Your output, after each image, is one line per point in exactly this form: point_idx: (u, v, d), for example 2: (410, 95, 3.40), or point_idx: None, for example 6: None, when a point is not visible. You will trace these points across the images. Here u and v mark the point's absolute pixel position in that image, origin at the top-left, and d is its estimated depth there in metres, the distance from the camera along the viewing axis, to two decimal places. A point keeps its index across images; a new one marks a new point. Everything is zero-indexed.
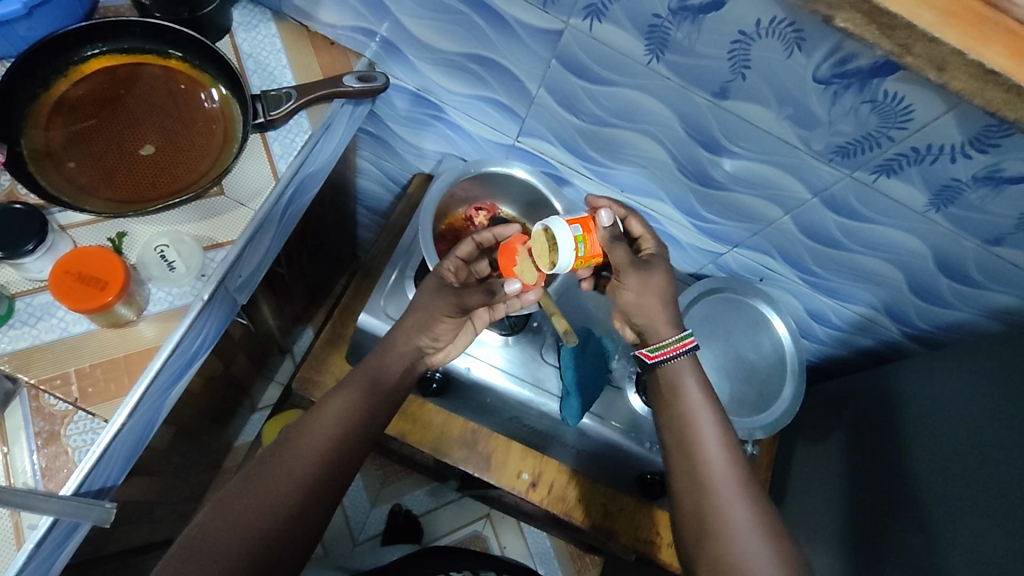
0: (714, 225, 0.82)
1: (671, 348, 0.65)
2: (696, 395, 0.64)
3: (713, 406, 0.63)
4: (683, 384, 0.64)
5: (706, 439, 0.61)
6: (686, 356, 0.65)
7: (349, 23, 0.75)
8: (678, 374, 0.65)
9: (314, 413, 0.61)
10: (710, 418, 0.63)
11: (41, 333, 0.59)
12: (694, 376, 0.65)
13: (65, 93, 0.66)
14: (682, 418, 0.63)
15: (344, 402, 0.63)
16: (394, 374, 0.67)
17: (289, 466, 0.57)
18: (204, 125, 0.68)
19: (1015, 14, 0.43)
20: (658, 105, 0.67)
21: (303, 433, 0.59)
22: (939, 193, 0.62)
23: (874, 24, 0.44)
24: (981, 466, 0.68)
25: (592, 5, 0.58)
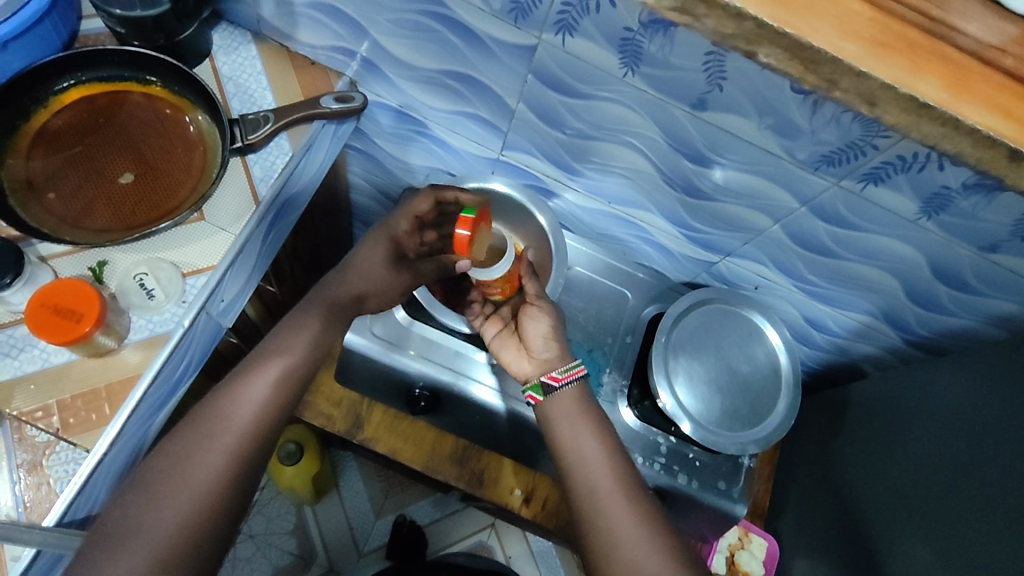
0: (704, 235, 0.80)
1: (570, 372, 0.69)
2: (578, 419, 0.67)
3: (589, 423, 0.66)
4: (565, 411, 0.67)
5: (592, 458, 0.64)
6: (577, 382, 0.69)
7: (328, 43, 0.75)
8: (564, 403, 0.68)
9: (233, 385, 0.61)
10: (589, 436, 0.65)
11: (23, 364, 0.60)
12: (578, 404, 0.68)
13: (45, 124, 0.67)
14: (570, 439, 0.65)
15: (274, 377, 0.62)
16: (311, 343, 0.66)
17: (210, 442, 0.57)
18: (183, 150, 0.68)
19: (950, 43, 0.47)
20: (636, 116, 0.65)
21: (224, 413, 0.59)
22: (929, 201, 0.60)
23: (797, 58, 0.47)
24: (971, 468, 0.68)
25: (562, 20, 0.57)
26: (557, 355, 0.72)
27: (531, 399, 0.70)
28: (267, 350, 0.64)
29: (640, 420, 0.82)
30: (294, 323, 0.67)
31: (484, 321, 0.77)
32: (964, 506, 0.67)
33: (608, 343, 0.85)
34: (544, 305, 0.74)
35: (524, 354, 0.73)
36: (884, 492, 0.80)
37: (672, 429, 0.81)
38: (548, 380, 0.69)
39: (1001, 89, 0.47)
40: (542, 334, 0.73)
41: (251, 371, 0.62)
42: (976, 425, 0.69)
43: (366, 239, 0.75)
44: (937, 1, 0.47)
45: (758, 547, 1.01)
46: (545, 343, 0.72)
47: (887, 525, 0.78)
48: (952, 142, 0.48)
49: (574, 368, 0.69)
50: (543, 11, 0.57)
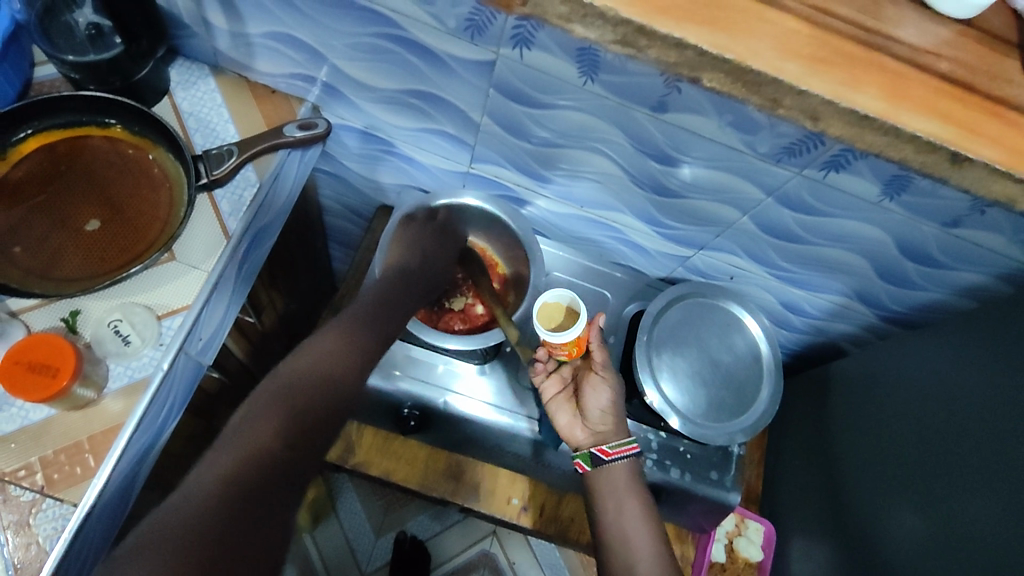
0: (677, 231, 0.81)
1: (622, 450, 0.69)
2: (625, 494, 0.68)
3: (638, 496, 0.68)
4: (616, 486, 0.69)
5: (635, 534, 0.66)
6: (628, 458, 0.69)
7: (287, 71, 0.75)
8: (614, 476, 0.69)
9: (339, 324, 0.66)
10: (636, 510, 0.67)
11: (1, 424, 0.59)
12: (628, 478, 0.69)
13: (6, 175, 0.66)
14: (613, 512, 0.67)
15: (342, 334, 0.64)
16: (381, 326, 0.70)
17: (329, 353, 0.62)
18: (149, 190, 0.67)
19: (887, 48, 0.49)
20: (599, 122, 0.66)
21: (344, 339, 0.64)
22: (890, 183, 0.61)
23: (742, 83, 0.49)
24: (956, 414, 0.70)
25: (518, 33, 0.58)
26: (613, 428, 0.71)
27: (581, 468, 0.71)
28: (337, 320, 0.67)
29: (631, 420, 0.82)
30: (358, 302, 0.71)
31: (544, 379, 0.75)
32: (949, 462, 0.69)
33: None
34: (608, 375, 0.73)
35: (579, 421, 0.73)
36: (875, 467, 0.81)
37: (661, 425, 0.81)
38: (598, 453, 0.69)
39: (942, 91, 0.48)
40: (601, 406, 0.72)
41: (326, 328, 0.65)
42: (960, 363, 0.72)
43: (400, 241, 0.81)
44: (874, 13, 0.49)
45: (755, 532, 0.99)
46: (603, 416, 0.72)
47: (884, 499, 0.78)
48: (896, 151, 0.49)
49: (627, 444, 0.70)
50: (499, 26, 0.57)
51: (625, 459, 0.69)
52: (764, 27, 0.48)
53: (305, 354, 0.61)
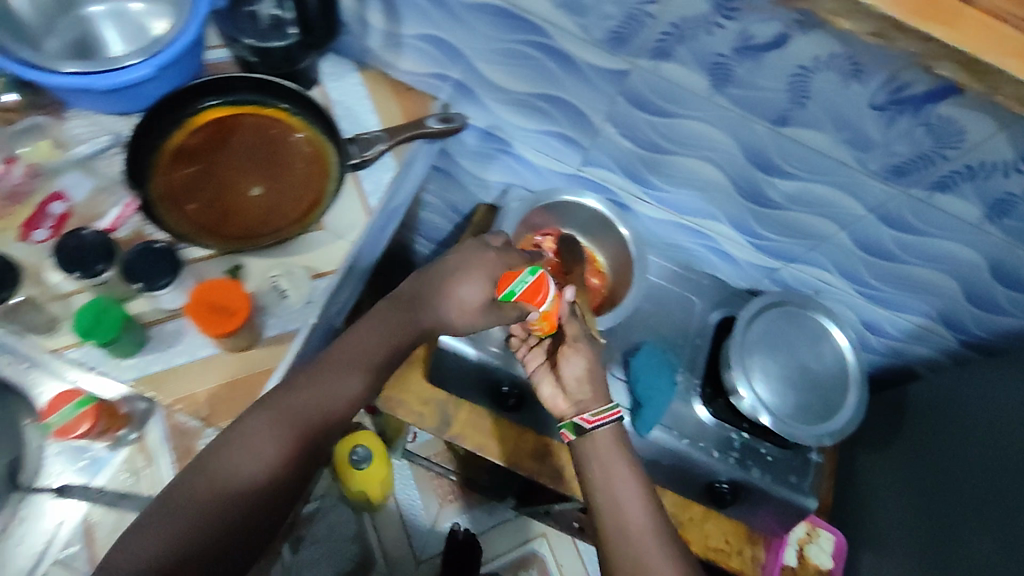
0: (772, 243, 0.86)
1: (604, 416, 0.70)
2: (614, 459, 0.69)
3: (624, 460, 0.69)
4: (601, 452, 0.69)
5: (628, 501, 0.66)
6: (611, 424, 0.70)
7: (426, 69, 0.83)
8: (597, 443, 0.70)
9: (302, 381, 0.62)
10: (623, 474, 0.68)
11: (170, 358, 0.65)
12: (611, 445, 0.70)
13: (181, 142, 0.74)
14: (601, 478, 0.68)
15: (311, 408, 0.61)
16: (315, 436, 0.62)
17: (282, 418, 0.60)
18: (304, 166, 0.75)
19: None
20: (717, 133, 0.71)
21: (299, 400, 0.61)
22: (993, 206, 0.66)
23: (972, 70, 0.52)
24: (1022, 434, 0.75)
25: (660, 47, 0.64)
26: (591, 397, 0.72)
27: (566, 436, 0.72)
28: (266, 415, 0.59)
29: (714, 417, 0.85)
30: (296, 397, 0.61)
31: (528, 351, 0.79)
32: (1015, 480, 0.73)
33: (679, 345, 0.89)
34: (580, 346, 0.74)
35: (560, 392, 0.75)
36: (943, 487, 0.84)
37: (745, 426, 0.85)
38: (582, 422, 0.71)
39: None
40: (578, 375, 0.74)
41: (255, 428, 0.58)
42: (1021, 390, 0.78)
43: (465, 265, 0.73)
44: None
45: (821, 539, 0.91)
46: (580, 385, 0.73)
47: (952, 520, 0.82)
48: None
49: (610, 410, 0.71)
50: (643, 37, 0.64)
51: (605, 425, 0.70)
52: (946, 32, 0.50)
53: (216, 459, 0.57)
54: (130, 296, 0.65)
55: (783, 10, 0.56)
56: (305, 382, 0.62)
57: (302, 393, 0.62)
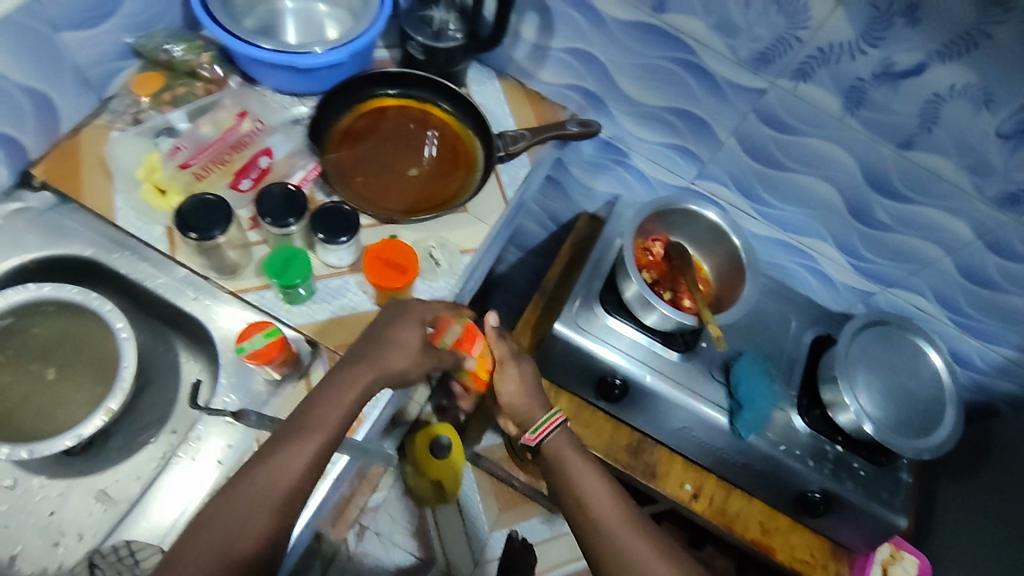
0: (873, 265, 0.90)
1: (545, 426, 0.76)
2: (568, 450, 0.75)
3: (581, 453, 0.75)
4: (562, 452, 0.75)
5: (588, 481, 0.72)
6: (557, 427, 0.77)
7: (563, 80, 0.91)
8: (555, 442, 0.76)
9: (259, 461, 0.57)
10: (584, 463, 0.74)
11: (336, 308, 0.72)
12: (564, 442, 0.76)
13: (348, 124, 0.81)
14: (565, 467, 0.74)
15: (283, 477, 0.57)
16: (270, 526, 0.55)
17: (246, 499, 0.55)
18: (453, 156, 0.82)
19: None
20: (841, 153, 0.78)
21: (258, 475, 0.56)
22: None
23: None
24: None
25: (802, 68, 0.72)
26: (528, 412, 0.79)
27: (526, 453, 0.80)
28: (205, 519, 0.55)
29: (808, 427, 0.88)
30: (233, 491, 0.56)
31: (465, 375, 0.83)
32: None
33: (777, 358, 0.92)
34: (510, 365, 0.79)
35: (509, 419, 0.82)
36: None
37: (840, 438, 0.88)
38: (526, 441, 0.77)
39: None
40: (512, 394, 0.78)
41: (200, 531, 0.54)
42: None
43: (398, 319, 0.68)
44: None
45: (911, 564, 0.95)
46: (517, 403, 0.79)
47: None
48: None
49: (546, 423, 0.76)
50: (787, 60, 0.72)
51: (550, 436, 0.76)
52: None
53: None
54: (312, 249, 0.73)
55: (928, 40, 0.63)
56: (246, 472, 0.57)
57: (261, 471, 0.57)
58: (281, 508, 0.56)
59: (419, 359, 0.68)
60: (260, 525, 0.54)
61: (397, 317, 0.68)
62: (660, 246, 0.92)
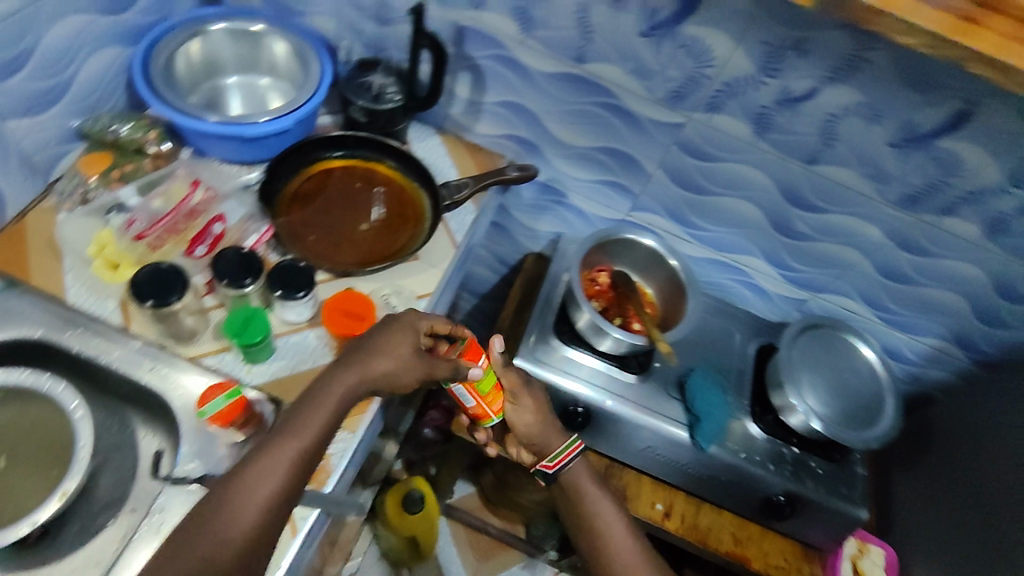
0: (801, 274, 0.98)
1: (565, 455, 0.80)
2: (589, 483, 0.80)
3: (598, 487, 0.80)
4: (580, 484, 0.80)
5: (604, 513, 0.77)
6: (579, 456, 0.81)
7: (499, 132, 0.97)
8: (574, 473, 0.80)
9: (242, 467, 0.58)
10: (601, 496, 0.79)
11: (296, 363, 0.73)
12: (584, 473, 0.81)
13: (296, 187, 0.85)
14: (585, 500, 0.78)
15: (270, 480, 0.57)
16: (256, 529, 0.55)
17: (233, 503, 0.55)
18: (400, 208, 0.86)
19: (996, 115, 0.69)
20: (758, 174, 0.86)
21: (244, 481, 0.57)
22: (992, 226, 0.79)
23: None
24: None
25: (712, 102, 0.79)
26: (553, 439, 0.81)
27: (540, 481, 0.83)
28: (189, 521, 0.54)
29: (764, 432, 0.92)
30: (218, 492, 0.56)
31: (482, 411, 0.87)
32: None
33: (726, 371, 0.97)
34: (523, 399, 0.81)
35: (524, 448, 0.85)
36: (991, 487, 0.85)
37: (794, 440, 0.92)
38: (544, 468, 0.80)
39: None
40: (526, 423, 0.81)
41: (186, 531, 0.54)
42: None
43: (389, 325, 0.71)
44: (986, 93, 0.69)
45: (878, 556, 0.97)
46: (534, 433, 0.81)
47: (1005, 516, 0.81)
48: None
49: (563, 454, 0.80)
50: (699, 96, 0.80)
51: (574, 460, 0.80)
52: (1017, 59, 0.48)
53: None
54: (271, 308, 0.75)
55: (817, 69, 0.72)
56: (232, 475, 0.57)
57: (247, 474, 0.57)
58: (261, 511, 0.56)
59: (415, 360, 0.70)
60: (243, 530, 0.54)
61: (388, 324, 0.71)
62: (606, 275, 0.97)
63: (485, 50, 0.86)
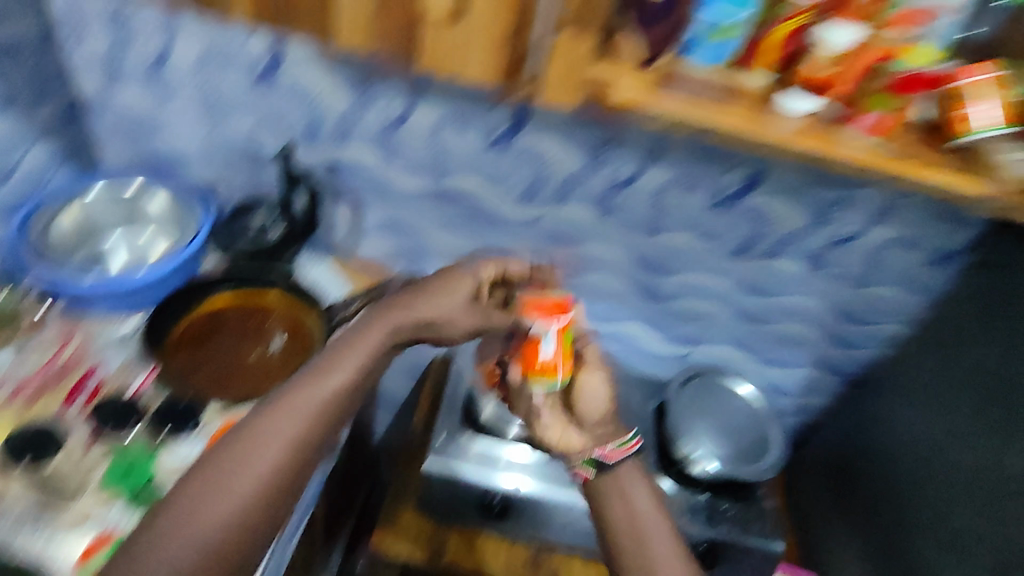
0: (679, 332, 1.07)
1: (627, 446, 0.66)
2: (636, 492, 0.66)
3: (656, 505, 0.66)
4: (627, 490, 0.66)
5: (655, 533, 0.64)
6: (633, 457, 0.67)
7: (385, 247, 1.04)
8: (618, 478, 0.67)
9: (245, 435, 0.56)
10: (653, 514, 0.65)
11: None
12: (631, 477, 0.67)
13: (187, 327, 0.85)
14: (623, 511, 0.65)
15: (276, 449, 0.56)
16: (257, 489, 0.54)
17: (238, 473, 0.54)
18: (295, 335, 0.85)
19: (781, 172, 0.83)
20: (614, 250, 0.97)
21: (247, 454, 0.55)
22: (811, 260, 0.92)
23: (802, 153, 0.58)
24: (947, 448, 0.78)
25: (558, 193, 0.91)
26: (611, 430, 0.67)
27: (583, 474, 0.67)
28: (278, 405, 0.58)
29: (675, 486, 0.95)
30: (296, 390, 0.59)
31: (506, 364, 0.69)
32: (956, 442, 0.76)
33: (632, 438, 1.00)
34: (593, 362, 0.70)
35: (575, 427, 0.67)
36: (903, 501, 0.85)
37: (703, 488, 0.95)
38: (604, 457, 0.66)
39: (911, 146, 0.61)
40: (598, 400, 0.68)
41: (250, 428, 0.57)
42: (989, 399, 0.73)
43: (440, 277, 0.69)
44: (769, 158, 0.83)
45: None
46: (600, 414, 0.67)
47: (917, 534, 0.81)
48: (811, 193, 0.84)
49: (631, 441, 0.67)
50: (547, 190, 0.91)
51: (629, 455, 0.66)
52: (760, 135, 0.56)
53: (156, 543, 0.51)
54: (160, 447, 0.74)
55: (633, 156, 0.85)
56: (306, 379, 0.60)
57: (244, 443, 0.56)
58: (308, 432, 0.57)
59: (467, 308, 0.67)
60: (243, 496, 0.54)
61: (427, 285, 0.68)
62: None
63: (357, 177, 0.94)
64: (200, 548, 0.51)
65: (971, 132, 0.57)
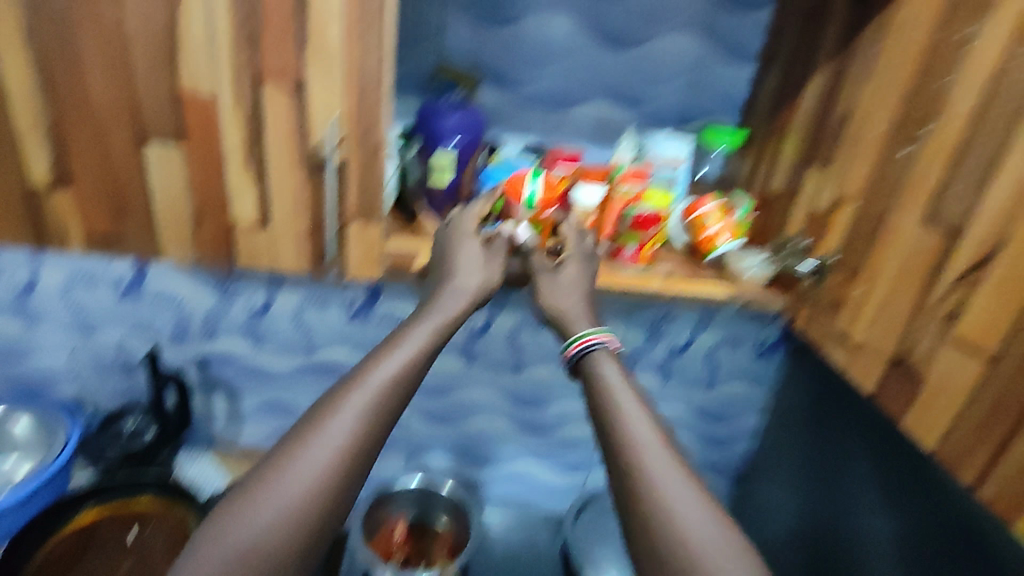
0: (571, 462, 1.09)
1: (583, 342, 0.58)
2: (606, 383, 0.54)
3: (635, 393, 0.52)
4: (604, 381, 0.54)
5: (628, 423, 0.49)
6: (594, 348, 0.57)
7: (266, 429, 1.01)
8: (599, 367, 0.55)
9: (323, 404, 0.49)
10: (631, 406, 0.51)
11: None
12: (609, 365, 0.55)
13: (47, 553, 0.79)
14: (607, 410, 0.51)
15: (361, 407, 0.49)
16: (361, 454, 0.47)
17: (339, 425, 0.47)
18: (169, 539, 0.82)
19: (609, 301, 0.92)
20: (488, 393, 1.01)
21: (324, 421, 0.47)
22: (661, 370, 1.00)
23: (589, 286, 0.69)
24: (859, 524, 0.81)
25: None
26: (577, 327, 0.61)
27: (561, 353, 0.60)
28: (336, 394, 0.50)
29: None
30: (364, 369, 0.51)
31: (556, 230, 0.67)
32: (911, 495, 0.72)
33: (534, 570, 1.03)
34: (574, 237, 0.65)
35: (559, 280, 0.63)
36: (823, 569, 0.86)
37: None
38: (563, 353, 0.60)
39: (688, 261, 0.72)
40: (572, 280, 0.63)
41: (333, 391, 0.49)
42: (871, 462, 0.78)
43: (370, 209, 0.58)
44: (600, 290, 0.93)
45: None
46: (571, 293, 0.63)
47: None
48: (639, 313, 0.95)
49: (587, 338, 0.58)
50: None
51: (596, 347, 0.57)
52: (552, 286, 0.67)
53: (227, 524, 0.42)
54: None
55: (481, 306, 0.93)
56: (391, 342, 0.55)
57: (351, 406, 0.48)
58: (382, 406, 0.49)
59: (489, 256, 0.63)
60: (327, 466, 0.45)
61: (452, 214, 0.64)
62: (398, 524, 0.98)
63: (230, 368, 0.95)
64: (293, 506, 0.43)
65: (713, 248, 0.70)
